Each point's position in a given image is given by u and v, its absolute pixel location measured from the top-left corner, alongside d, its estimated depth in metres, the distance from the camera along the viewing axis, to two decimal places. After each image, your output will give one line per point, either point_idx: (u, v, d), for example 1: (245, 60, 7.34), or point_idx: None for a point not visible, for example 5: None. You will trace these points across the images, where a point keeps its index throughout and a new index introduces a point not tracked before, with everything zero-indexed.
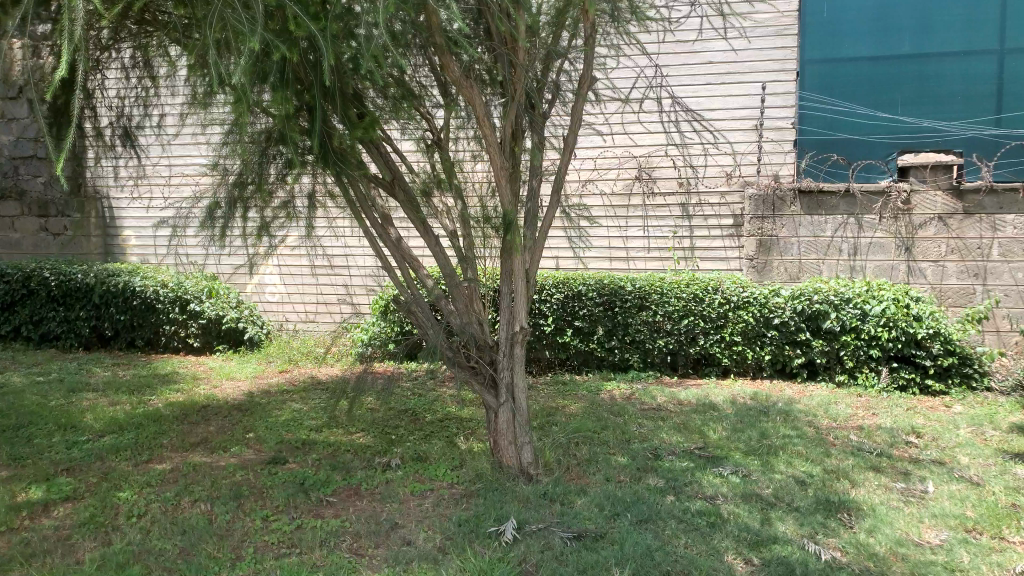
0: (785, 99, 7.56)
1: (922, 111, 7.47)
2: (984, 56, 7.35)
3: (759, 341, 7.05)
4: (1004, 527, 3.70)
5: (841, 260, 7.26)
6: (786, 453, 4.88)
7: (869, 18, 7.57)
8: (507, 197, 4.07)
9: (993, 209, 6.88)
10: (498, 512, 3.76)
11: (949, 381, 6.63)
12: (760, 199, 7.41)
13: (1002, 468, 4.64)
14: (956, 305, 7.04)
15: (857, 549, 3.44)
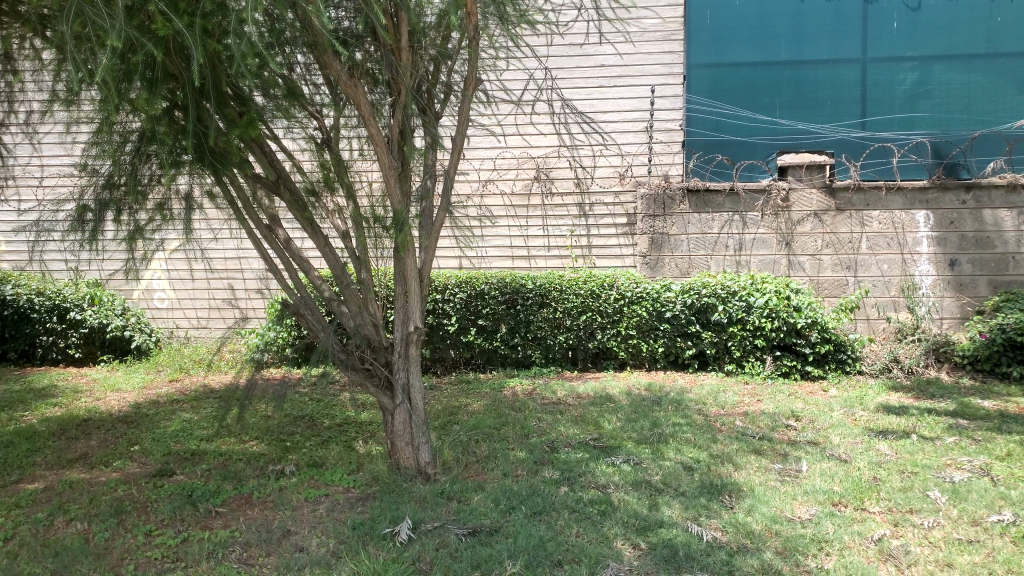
0: (673, 103, 7.86)
1: (797, 114, 7.91)
2: (850, 63, 7.85)
3: (652, 334, 7.30)
4: (866, 500, 4.01)
5: (728, 255, 7.60)
6: (675, 441, 5.08)
7: (747, 27, 7.98)
8: (397, 196, 4.07)
9: (862, 206, 7.38)
10: (393, 513, 3.76)
11: (827, 367, 7.05)
12: (651, 198, 7.64)
13: (868, 445, 5.01)
14: (832, 296, 7.50)
15: (735, 527, 3.64)
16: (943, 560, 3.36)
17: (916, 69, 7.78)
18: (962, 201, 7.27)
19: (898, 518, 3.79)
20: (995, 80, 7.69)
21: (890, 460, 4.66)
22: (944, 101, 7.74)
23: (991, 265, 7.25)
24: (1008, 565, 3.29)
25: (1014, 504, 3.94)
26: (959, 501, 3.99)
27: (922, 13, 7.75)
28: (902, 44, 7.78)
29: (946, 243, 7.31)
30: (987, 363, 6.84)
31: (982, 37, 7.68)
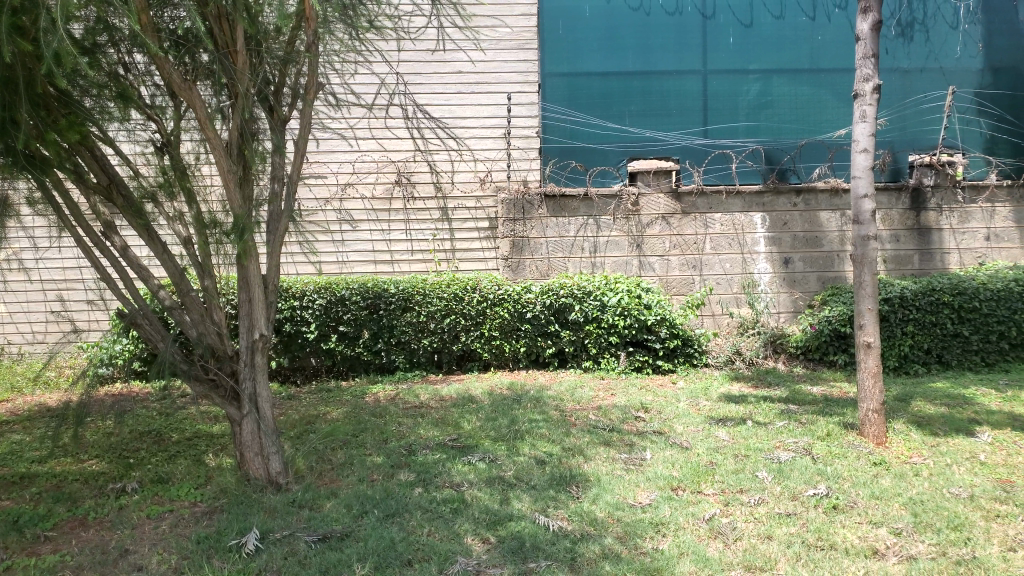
0: (530, 110, 8.16)
1: (644, 122, 8.32)
2: (692, 75, 8.35)
3: (515, 335, 7.47)
4: (701, 483, 4.31)
5: (584, 257, 7.88)
6: (531, 437, 5.25)
7: (598, 37, 8.32)
8: (237, 201, 3.99)
9: (705, 209, 7.87)
10: (241, 524, 3.68)
11: (676, 360, 7.47)
12: (511, 203, 7.81)
13: (708, 432, 5.36)
14: (680, 293, 7.96)
15: (580, 516, 3.83)
16: (764, 533, 3.66)
17: (750, 82, 8.38)
18: (793, 204, 7.90)
19: (729, 498, 4.09)
20: (818, 93, 8.41)
21: (726, 445, 5.02)
22: (775, 112, 8.38)
23: (818, 262, 7.93)
24: (819, 534, 3.62)
25: (828, 479, 4.34)
26: (783, 479, 4.35)
27: (754, 30, 8.37)
28: (737, 58, 8.37)
29: (780, 243, 7.93)
30: (816, 352, 7.45)
31: (806, 54, 8.39)
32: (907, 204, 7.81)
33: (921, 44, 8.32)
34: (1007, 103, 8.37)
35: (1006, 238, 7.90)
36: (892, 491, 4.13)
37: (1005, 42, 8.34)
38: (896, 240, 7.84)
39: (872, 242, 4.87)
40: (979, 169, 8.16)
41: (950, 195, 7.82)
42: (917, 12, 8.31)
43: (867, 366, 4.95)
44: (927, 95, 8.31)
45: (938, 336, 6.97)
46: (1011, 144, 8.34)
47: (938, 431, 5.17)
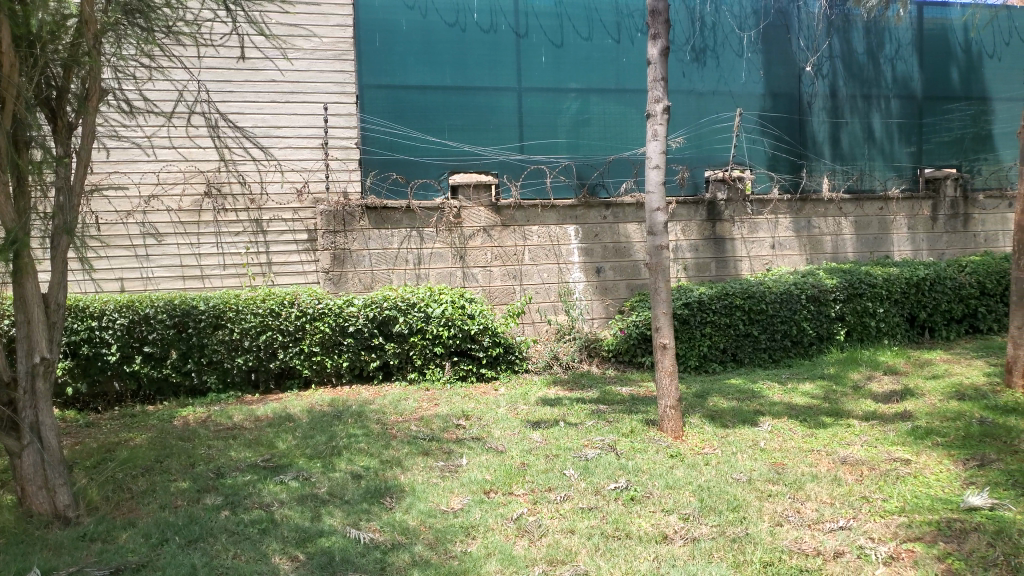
0: (348, 121, 8.13)
1: (464, 136, 8.49)
2: (507, 92, 8.62)
3: (336, 349, 7.30)
4: (513, 485, 4.47)
5: (408, 269, 7.89)
6: (348, 452, 5.20)
7: (416, 51, 8.39)
8: (10, 216, 3.71)
9: (523, 221, 8.15)
10: (18, 565, 3.38)
11: (499, 368, 7.65)
12: (330, 215, 7.66)
13: (523, 435, 5.56)
14: (502, 303, 8.19)
15: (392, 526, 3.86)
16: (567, 527, 3.84)
17: (562, 99, 8.80)
18: (604, 217, 8.38)
19: (537, 497, 4.28)
20: (624, 111, 8.99)
21: (539, 446, 5.24)
22: (586, 130, 8.85)
23: (627, 271, 8.46)
24: (616, 524, 3.86)
25: (629, 472, 4.62)
26: (588, 475, 4.60)
27: (565, 50, 8.80)
28: (550, 77, 8.75)
29: (592, 253, 8.38)
30: (627, 355, 7.91)
31: (612, 74, 8.94)
32: (705, 216, 8.51)
33: (712, 69, 9.10)
34: (784, 125, 9.35)
35: (787, 247, 8.83)
36: (683, 480, 4.45)
37: (782, 71, 9.32)
38: (696, 250, 8.51)
39: (665, 251, 5.27)
40: (763, 184, 9.07)
41: (740, 208, 8.61)
42: (708, 40, 9.07)
43: (664, 366, 5.33)
44: (719, 116, 9.08)
45: (732, 336, 7.62)
46: (790, 162, 9.34)
47: (727, 423, 5.67)
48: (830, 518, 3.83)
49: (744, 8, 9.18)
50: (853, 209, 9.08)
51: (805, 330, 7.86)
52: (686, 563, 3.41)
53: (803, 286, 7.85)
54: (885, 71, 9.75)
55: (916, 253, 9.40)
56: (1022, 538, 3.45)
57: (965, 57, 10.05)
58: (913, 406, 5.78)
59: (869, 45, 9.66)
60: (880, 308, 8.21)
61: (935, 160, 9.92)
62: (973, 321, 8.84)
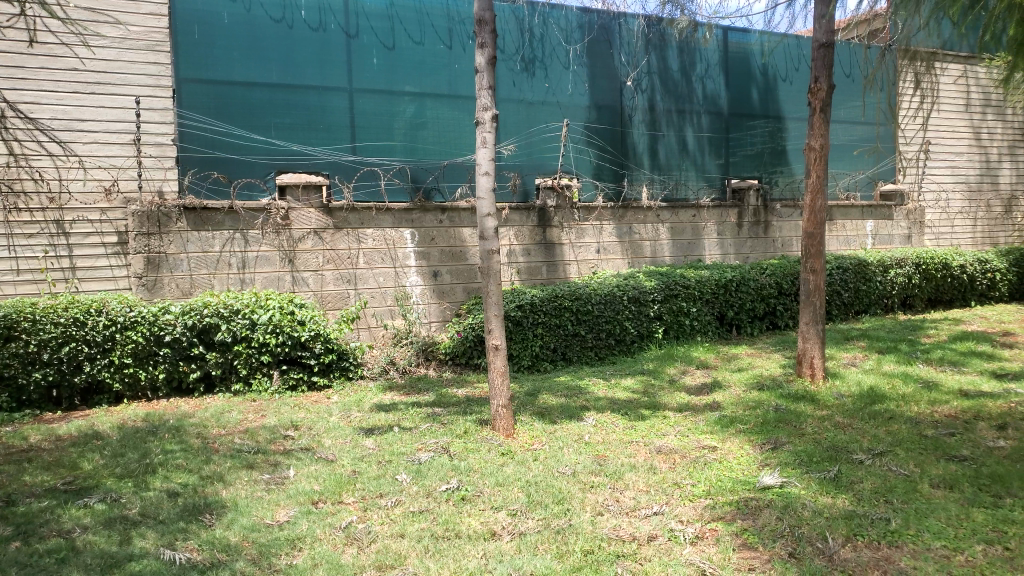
0: (163, 116, 7.64)
1: (292, 136, 8.22)
2: (338, 92, 8.44)
3: (151, 361, 6.83)
4: (342, 493, 4.39)
5: (232, 274, 7.51)
6: (164, 469, 4.87)
7: (239, 45, 8.00)
8: None
9: (356, 224, 8.00)
10: None
11: (331, 375, 7.48)
12: (143, 215, 7.13)
13: (355, 443, 5.47)
14: (335, 308, 7.99)
15: (212, 544, 3.67)
16: (397, 532, 3.83)
17: (395, 102, 8.74)
18: (438, 221, 8.42)
19: (368, 503, 4.23)
20: (457, 117, 9.09)
21: (371, 453, 5.16)
22: (419, 133, 8.85)
23: (461, 274, 8.56)
24: (445, 525, 3.89)
25: (461, 473, 4.67)
26: (420, 478, 4.60)
27: (396, 54, 8.74)
28: (381, 79, 8.67)
29: (428, 257, 8.39)
30: (463, 358, 7.97)
31: (444, 80, 9.01)
32: (535, 221, 8.76)
33: (541, 79, 9.38)
34: (608, 136, 9.83)
35: (611, 251, 9.30)
36: (512, 476, 4.56)
37: (605, 84, 9.80)
38: (528, 254, 8.74)
39: (495, 255, 5.33)
40: (589, 192, 9.51)
41: (568, 214, 8.96)
42: (537, 51, 9.34)
43: (497, 367, 5.40)
44: (548, 125, 9.38)
45: (561, 336, 7.88)
46: (613, 172, 9.84)
47: (556, 419, 5.87)
48: (645, 505, 4.08)
49: (569, 21, 9.55)
50: (670, 216, 9.74)
51: (628, 328, 8.31)
52: (512, 557, 3.50)
53: (625, 288, 8.30)
54: (697, 89, 10.53)
55: (725, 257, 10.23)
56: (804, 510, 3.86)
57: (763, 79, 11.09)
58: (721, 397, 6.28)
59: (682, 64, 10.39)
60: (694, 308, 8.85)
61: (740, 172, 10.85)
62: (773, 318, 9.74)
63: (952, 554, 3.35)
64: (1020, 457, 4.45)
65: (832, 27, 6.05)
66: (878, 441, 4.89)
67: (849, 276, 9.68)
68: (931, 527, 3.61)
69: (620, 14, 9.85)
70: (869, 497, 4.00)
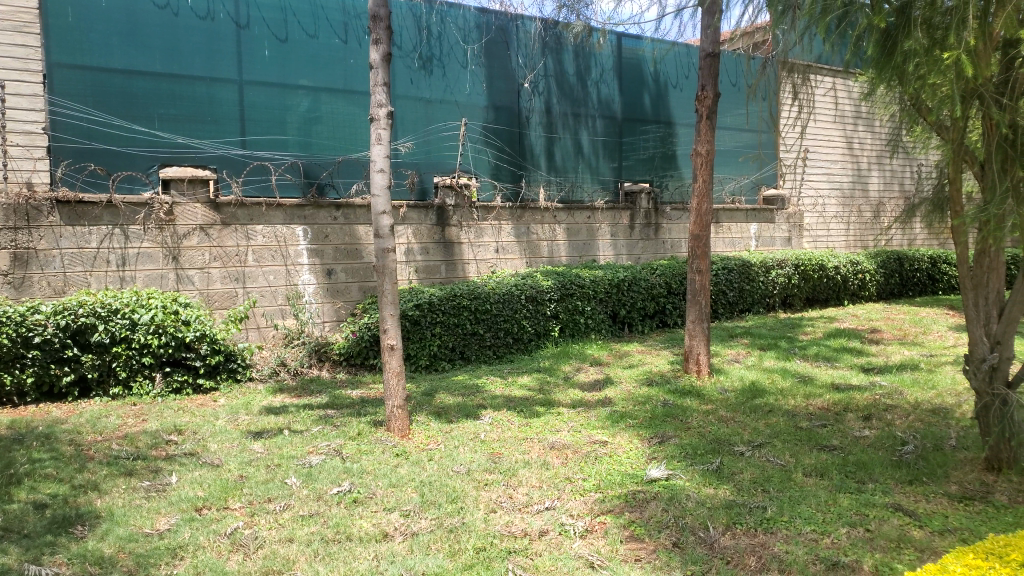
0: (32, 103, 7.11)
1: (177, 127, 7.87)
2: (226, 84, 8.14)
3: (18, 364, 6.33)
4: (228, 499, 4.24)
5: (110, 271, 7.11)
6: (32, 479, 4.56)
7: (118, 31, 7.58)
8: None
9: (245, 221, 7.74)
10: None
11: (218, 377, 7.20)
12: (10, 209, 6.61)
13: (243, 447, 5.29)
14: (222, 307, 7.69)
15: (83, 557, 3.47)
16: (286, 536, 3.73)
17: (288, 96, 8.50)
18: (333, 218, 8.24)
19: (255, 508, 4.10)
20: (353, 113, 8.94)
21: (259, 457, 5.01)
22: (313, 129, 8.65)
23: (355, 273, 8.44)
24: (337, 527, 3.82)
25: (353, 475, 4.60)
26: (311, 481, 4.50)
27: (289, 46, 8.50)
28: (273, 72, 8.42)
29: (321, 254, 8.21)
30: (358, 358, 7.85)
31: (339, 75, 8.84)
32: (434, 220, 8.71)
33: (439, 78, 9.34)
34: (505, 136, 9.91)
35: (509, 251, 9.38)
36: (406, 477, 4.53)
37: (502, 85, 9.87)
38: (426, 253, 8.67)
39: (391, 254, 5.26)
40: (488, 192, 9.57)
41: (467, 214, 8.96)
42: (434, 49, 9.29)
43: (392, 367, 5.33)
44: (445, 124, 9.36)
45: (459, 335, 7.85)
46: (511, 172, 9.92)
47: (452, 418, 5.87)
48: (538, 500, 4.15)
49: (467, 20, 9.55)
50: (566, 217, 9.92)
51: (525, 327, 8.40)
52: (404, 557, 3.48)
53: (523, 287, 8.38)
54: (592, 93, 10.76)
55: (618, 257, 10.53)
56: (688, 502, 4.01)
57: (655, 85, 11.46)
58: (612, 393, 6.45)
59: (578, 68, 10.59)
60: (588, 306, 9.04)
61: (632, 175, 11.17)
62: (663, 317, 10.09)
63: (820, 537, 3.58)
64: (883, 445, 4.79)
65: (718, 39, 6.30)
66: (757, 433, 5.15)
67: (733, 276, 10.14)
68: (803, 513, 3.83)
69: (517, 16, 9.94)
70: (748, 486, 4.21)
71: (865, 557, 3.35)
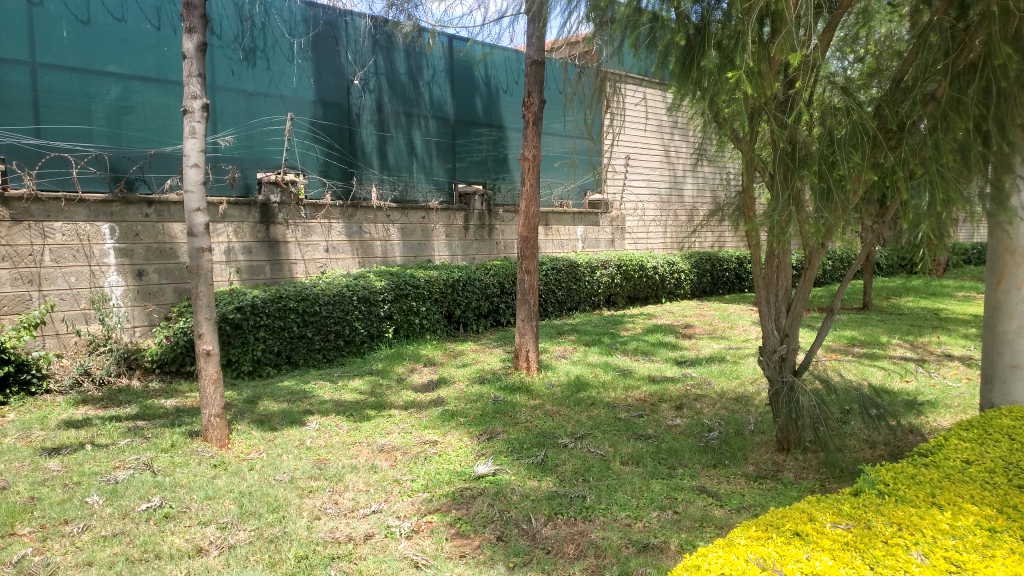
0: None
1: None
2: (17, 66, 7.31)
3: None
4: (15, 524, 3.84)
5: None
6: None
7: None
8: None
9: (41, 216, 7.04)
10: None
11: (8, 391, 6.45)
12: None
13: (35, 466, 4.80)
14: (12, 313, 6.92)
15: None
16: (84, 560, 3.43)
17: (91, 82, 7.84)
18: (144, 215, 7.71)
19: (48, 533, 3.74)
20: (167, 103, 8.42)
21: (54, 476, 4.57)
22: (121, 119, 8.06)
23: (170, 274, 7.95)
24: (144, 546, 3.57)
25: (164, 489, 4.32)
26: (115, 499, 4.18)
27: (92, 29, 7.83)
28: (74, 56, 7.71)
29: (131, 254, 7.64)
30: (173, 365, 7.40)
31: (151, 62, 8.28)
32: (257, 218, 8.35)
33: (263, 71, 8.97)
34: (335, 133, 9.69)
35: (339, 250, 9.20)
36: (224, 488, 4.32)
37: (331, 81, 9.65)
38: (249, 252, 8.30)
39: (206, 254, 4.98)
40: (316, 190, 9.30)
41: (293, 212, 8.67)
42: (258, 41, 8.89)
43: (208, 373, 5.06)
44: (269, 119, 9.01)
45: (286, 339, 7.58)
46: (341, 170, 9.70)
47: (276, 426, 5.67)
48: (364, 504, 4.10)
49: (293, 13, 9.22)
50: (399, 217, 9.88)
51: (357, 329, 8.26)
52: (220, 573, 3.31)
53: (354, 287, 8.22)
54: (423, 94, 10.76)
55: (452, 257, 10.65)
56: (512, 495, 4.12)
57: (486, 89, 11.65)
58: (445, 392, 6.50)
59: (409, 68, 10.54)
60: (423, 307, 9.04)
61: (465, 177, 11.30)
62: (496, 316, 10.30)
63: (633, 521, 3.80)
64: (692, 432, 5.16)
65: (542, 47, 6.51)
66: (579, 425, 5.38)
67: (562, 276, 10.52)
68: (619, 500, 4.05)
69: (346, 12, 9.75)
70: (569, 477, 4.39)
71: (671, 538, 3.60)
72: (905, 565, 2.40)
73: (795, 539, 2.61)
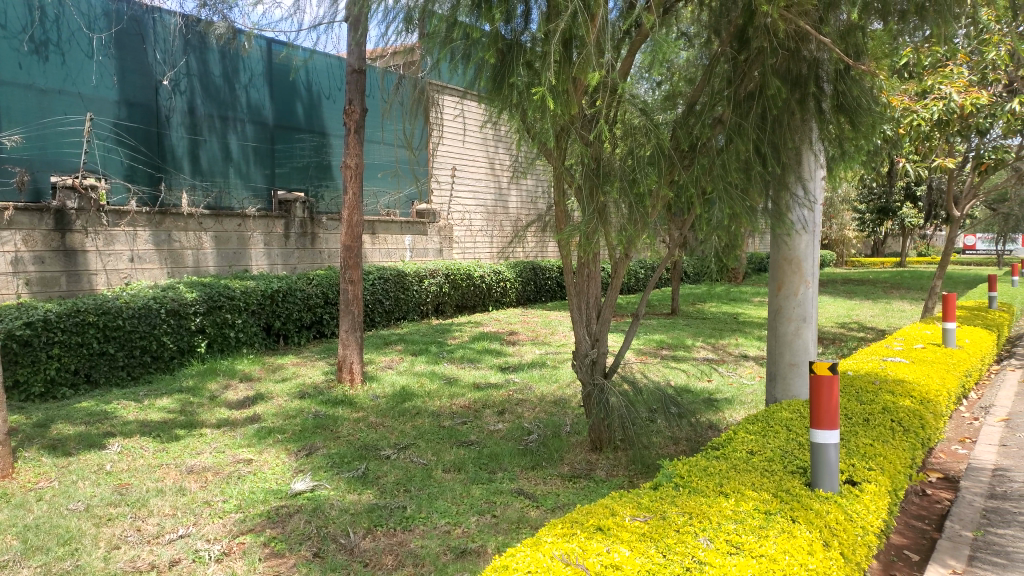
0: None
1: None
2: None
3: None
4: None
5: None
6: None
7: None
8: None
9: None
10: None
11: None
12: None
13: None
14: None
15: None
16: None
17: None
18: None
19: None
20: None
21: None
22: None
23: None
24: None
25: None
26: None
27: None
28: None
29: None
30: None
31: None
32: (50, 225, 7.64)
33: (56, 66, 8.25)
34: (141, 136, 9.09)
35: (146, 260, 8.64)
36: (5, 523, 3.92)
37: (137, 80, 9.05)
38: (41, 262, 7.57)
39: None
40: (120, 195, 8.70)
41: (93, 218, 8.04)
42: (50, 34, 8.17)
43: None
44: (66, 117, 8.30)
45: (84, 356, 7.00)
46: (148, 174, 9.13)
47: (70, 451, 5.21)
48: (170, 529, 3.87)
49: (92, 6, 8.54)
50: (212, 224, 9.41)
51: (166, 344, 7.79)
52: None
53: (162, 300, 7.74)
54: (240, 97, 10.33)
55: (271, 266, 10.31)
56: (331, 510, 4.06)
57: (307, 95, 11.39)
58: (262, 409, 6.27)
59: (224, 69, 10.09)
60: (239, 319, 8.68)
61: (286, 183, 11.00)
62: (319, 327, 10.09)
63: (451, 528, 3.86)
64: (512, 436, 5.32)
65: (362, 55, 6.46)
66: (403, 435, 5.39)
67: (389, 285, 10.46)
68: (438, 507, 4.10)
69: (153, 8, 9.20)
70: (390, 488, 4.38)
71: (488, 541, 3.69)
72: (692, 550, 2.61)
73: (597, 534, 2.77)
